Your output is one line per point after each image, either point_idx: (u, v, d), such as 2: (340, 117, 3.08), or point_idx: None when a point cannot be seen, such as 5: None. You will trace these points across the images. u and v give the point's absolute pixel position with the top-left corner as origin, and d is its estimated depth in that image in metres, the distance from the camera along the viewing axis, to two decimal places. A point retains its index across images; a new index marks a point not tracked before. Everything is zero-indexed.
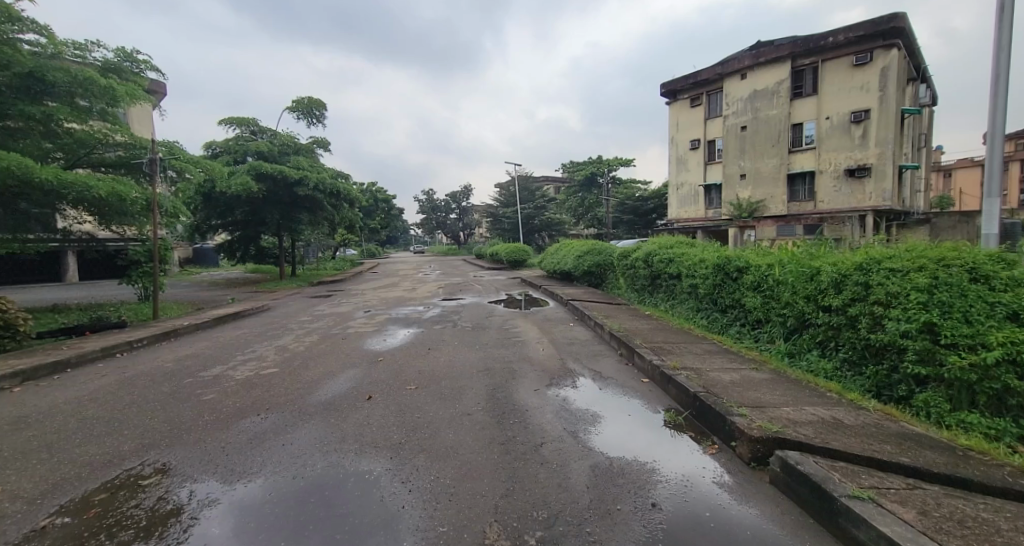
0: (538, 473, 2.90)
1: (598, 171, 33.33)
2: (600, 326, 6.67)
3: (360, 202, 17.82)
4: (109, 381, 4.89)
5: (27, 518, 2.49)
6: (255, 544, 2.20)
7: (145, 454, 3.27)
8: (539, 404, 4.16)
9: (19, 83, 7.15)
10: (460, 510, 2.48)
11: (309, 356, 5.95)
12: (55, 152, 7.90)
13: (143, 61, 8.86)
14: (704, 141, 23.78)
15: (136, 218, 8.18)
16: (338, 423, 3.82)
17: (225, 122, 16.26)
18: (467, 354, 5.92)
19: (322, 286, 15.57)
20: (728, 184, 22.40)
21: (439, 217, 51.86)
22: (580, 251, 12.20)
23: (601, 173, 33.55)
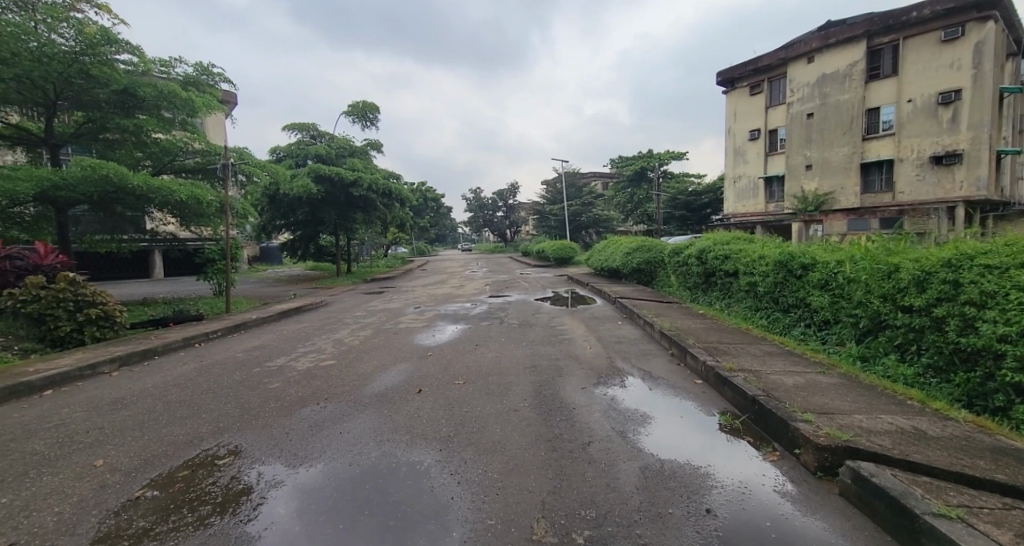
0: (586, 472, 2.87)
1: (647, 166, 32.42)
2: (650, 325, 6.50)
3: (410, 201, 18.38)
4: (189, 369, 5.37)
5: (125, 488, 2.78)
6: (317, 525, 2.34)
7: (219, 437, 3.56)
8: (587, 403, 4.10)
9: (116, 99, 7.89)
10: (508, 505, 2.51)
11: (363, 350, 6.21)
12: (145, 160, 8.78)
13: (218, 74, 9.56)
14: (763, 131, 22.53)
15: (211, 219, 8.88)
16: (390, 414, 3.97)
17: (287, 127, 17.27)
18: (514, 351, 5.95)
19: (375, 283, 16.24)
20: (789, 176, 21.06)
21: (485, 215, 52.41)
22: (628, 248, 11.94)
23: (650, 168, 32.59)
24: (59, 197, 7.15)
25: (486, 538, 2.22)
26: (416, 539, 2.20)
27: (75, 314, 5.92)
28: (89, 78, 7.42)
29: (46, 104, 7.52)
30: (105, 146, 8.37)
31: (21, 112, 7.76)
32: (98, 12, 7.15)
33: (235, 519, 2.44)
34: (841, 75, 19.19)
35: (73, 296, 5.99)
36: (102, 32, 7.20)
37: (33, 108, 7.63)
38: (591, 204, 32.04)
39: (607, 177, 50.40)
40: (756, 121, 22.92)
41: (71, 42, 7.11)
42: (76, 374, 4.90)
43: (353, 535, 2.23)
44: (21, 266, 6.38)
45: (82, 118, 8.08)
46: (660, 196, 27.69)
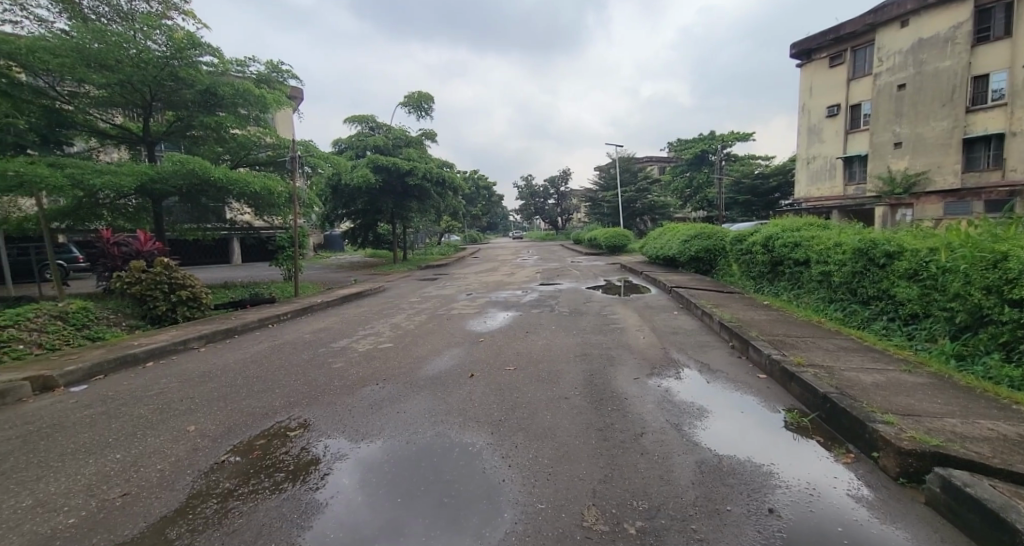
0: (637, 463, 2.82)
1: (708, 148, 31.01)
2: (709, 315, 6.23)
3: (463, 189, 18.68)
4: (263, 347, 5.84)
5: (213, 452, 3.10)
6: (377, 497, 2.48)
7: (290, 410, 3.86)
8: (640, 393, 4.02)
9: (201, 99, 8.58)
10: (558, 491, 2.53)
11: (418, 334, 6.46)
12: (225, 155, 9.57)
13: (287, 71, 10.09)
14: (844, 106, 20.66)
15: (281, 209, 9.53)
16: (444, 397, 4.11)
17: (347, 121, 18.05)
18: (565, 338, 5.94)
19: (430, 270, 16.77)
20: (876, 154, 19.19)
21: (537, 202, 52.12)
22: (686, 235, 11.46)
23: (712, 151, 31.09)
24: (155, 190, 7.96)
25: (537, 521, 2.25)
26: (469, 516, 2.29)
27: (170, 295, 6.61)
28: (178, 80, 8.12)
29: (143, 106, 8.35)
30: (192, 142, 9.27)
31: (123, 114, 8.66)
32: (185, 19, 7.82)
33: (305, 487, 2.64)
34: (941, 39, 17.10)
35: (167, 279, 6.68)
36: (188, 37, 7.88)
37: (134, 110, 8.50)
38: (647, 190, 30.92)
39: (664, 162, 48.38)
40: (835, 96, 21.03)
41: (163, 48, 7.80)
42: (172, 348, 5.50)
43: (410, 509, 2.35)
44: (126, 251, 7.21)
45: (171, 118, 8.91)
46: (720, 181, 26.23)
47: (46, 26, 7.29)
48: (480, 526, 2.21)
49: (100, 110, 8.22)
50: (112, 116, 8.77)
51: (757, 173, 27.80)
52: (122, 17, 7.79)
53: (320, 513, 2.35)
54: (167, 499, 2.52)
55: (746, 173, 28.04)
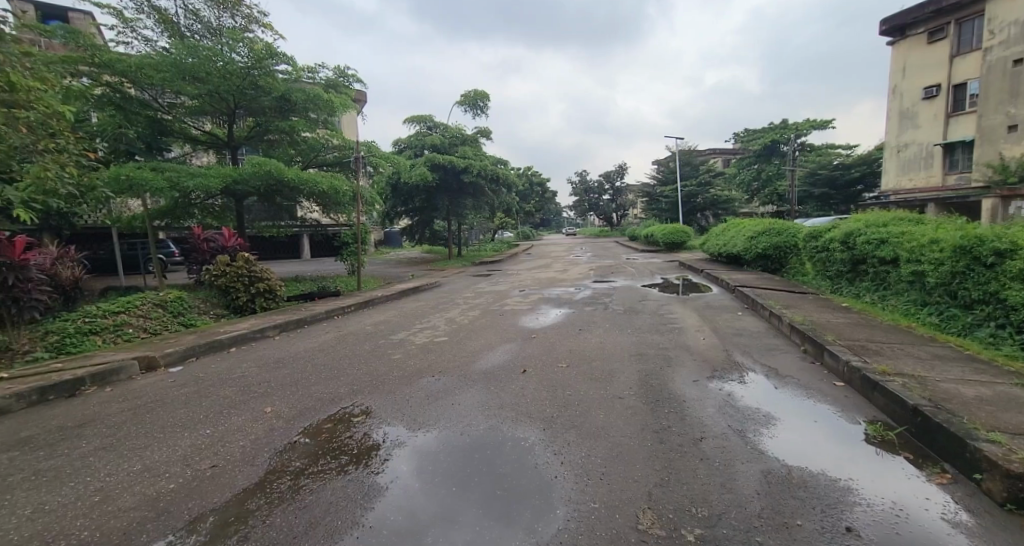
0: (696, 469, 2.70)
1: (781, 138, 29.54)
2: (777, 317, 5.85)
3: (517, 186, 18.81)
4: (328, 337, 6.21)
5: (286, 433, 3.35)
6: (433, 485, 2.57)
7: (353, 398, 4.07)
8: (700, 397, 3.85)
9: (277, 105, 9.22)
10: (612, 491, 2.49)
11: (472, 329, 6.59)
12: (296, 157, 10.25)
13: (353, 75, 10.60)
14: (946, 87, 18.57)
15: (345, 207, 10.06)
16: (497, 391, 4.18)
17: (408, 121, 18.73)
18: (619, 337, 5.82)
19: (483, 266, 17.06)
20: (984, 140, 17.03)
21: (591, 198, 51.19)
22: (752, 232, 10.82)
23: (785, 140, 29.61)
24: (238, 190, 8.67)
25: (590, 520, 2.23)
26: (522, 509, 2.31)
27: (250, 287, 7.21)
28: (258, 88, 8.76)
29: (228, 114, 9.13)
30: (269, 146, 10.03)
31: (212, 121, 9.50)
32: (264, 31, 8.41)
33: (367, 470, 2.79)
34: None
35: (248, 272, 7.28)
36: (266, 48, 8.47)
37: (220, 118, 9.32)
38: (708, 183, 29.44)
39: (728, 154, 45.84)
40: (934, 76, 18.94)
41: (245, 59, 8.46)
42: (251, 335, 6.01)
43: (464, 499, 2.41)
44: (214, 247, 7.95)
45: (251, 123, 9.65)
46: (790, 174, 24.48)
47: (151, 45, 8.16)
48: (533, 520, 2.22)
49: (193, 119, 9.07)
50: (203, 123, 9.66)
51: (836, 164, 25.55)
52: (212, 32, 8.52)
53: (380, 497, 2.47)
54: (248, 473, 2.75)
55: (823, 164, 25.86)
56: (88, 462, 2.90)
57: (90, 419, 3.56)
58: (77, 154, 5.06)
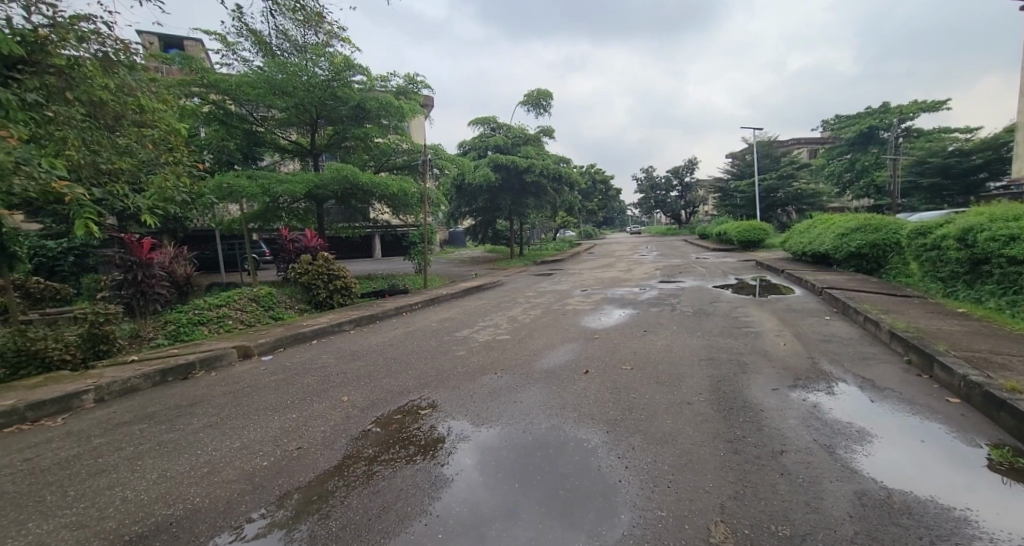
0: (777, 484, 2.51)
1: (879, 123, 26.58)
2: (874, 323, 5.27)
3: (579, 184, 18.61)
4: (397, 333, 6.53)
5: (361, 420, 3.58)
6: (497, 481, 2.60)
7: (420, 391, 4.24)
8: (780, 407, 3.57)
9: (353, 114, 9.85)
10: (681, 500, 2.37)
11: (533, 328, 6.62)
12: (369, 161, 10.90)
13: (421, 81, 11.04)
14: None
15: (414, 208, 10.53)
16: (559, 390, 4.15)
17: (473, 123, 19.19)
18: (687, 340, 5.55)
19: (545, 265, 17.01)
20: None
21: (658, 195, 49.10)
22: (844, 228, 9.84)
23: (885, 125, 26.59)
24: (318, 195, 9.37)
25: (658, 528, 2.14)
26: (586, 512, 2.27)
27: (328, 284, 7.77)
28: (337, 99, 9.41)
29: (311, 124, 9.91)
30: (345, 152, 10.75)
31: (297, 131, 10.35)
32: (343, 45, 9.01)
33: (434, 461, 2.89)
34: None
35: (327, 270, 7.86)
36: (344, 60, 9.09)
37: (304, 128, 10.15)
38: (790, 176, 27.17)
39: (814, 144, 41.94)
40: None
41: (326, 72, 9.12)
42: (329, 328, 6.47)
43: (526, 496, 2.41)
44: (298, 246, 8.66)
45: (330, 132, 10.37)
46: (892, 163, 21.93)
47: (248, 64, 9.02)
48: (596, 523, 2.18)
49: (281, 130, 9.95)
50: (290, 134, 10.55)
51: (951, 150, 22.46)
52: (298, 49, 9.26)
53: (446, 488, 2.55)
54: (328, 457, 2.96)
55: (935, 151, 22.85)
56: (198, 437, 3.27)
57: (200, 399, 4.03)
58: (189, 165, 5.74)
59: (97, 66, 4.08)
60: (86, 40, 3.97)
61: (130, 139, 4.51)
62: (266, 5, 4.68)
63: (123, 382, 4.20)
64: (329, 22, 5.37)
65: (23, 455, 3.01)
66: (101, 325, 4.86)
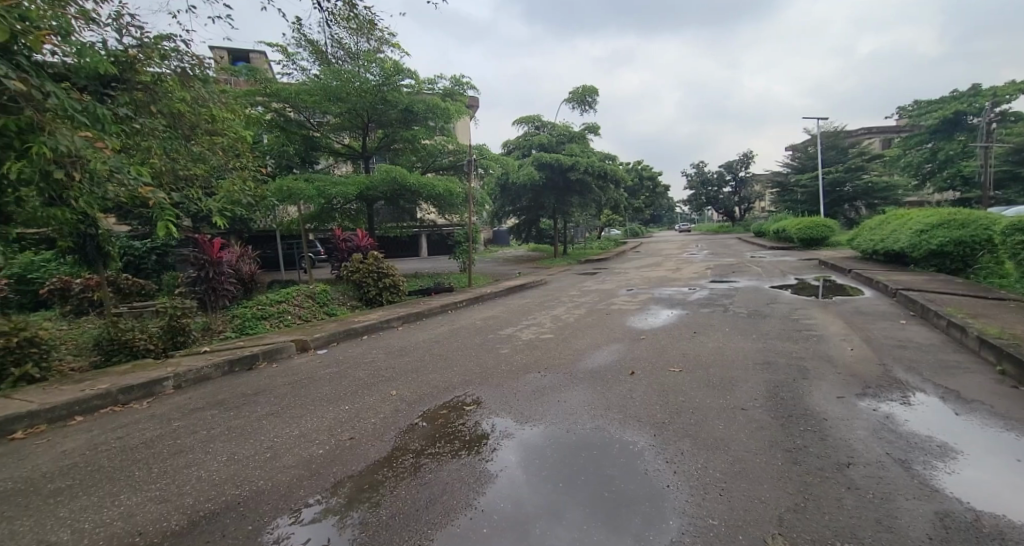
0: (842, 498, 2.33)
1: (966, 108, 24.02)
2: (960, 328, 4.77)
3: (625, 181, 18.21)
4: (444, 330, 6.67)
5: (409, 414, 3.68)
6: (542, 479, 2.59)
7: (464, 388, 4.31)
8: (847, 416, 3.31)
9: (402, 116, 10.16)
10: (735, 510, 2.25)
11: (578, 327, 6.55)
12: (417, 162, 11.20)
13: (467, 82, 11.20)
14: None
15: (459, 208, 10.71)
16: (604, 391, 4.08)
17: (518, 122, 19.24)
18: (741, 343, 5.29)
19: (589, 264, 16.77)
20: None
21: (709, 191, 47.00)
22: (923, 224, 8.98)
23: (973, 110, 23.99)
24: (369, 196, 9.74)
25: (709, 537, 2.05)
26: (631, 516, 2.21)
27: (378, 282, 8.07)
28: (387, 103, 9.75)
29: (362, 128, 10.32)
30: (394, 154, 11.10)
31: (350, 135, 10.81)
32: (393, 50, 9.32)
33: (479, 456, 2.93)
34: None
35: (377, 268, 8.16)
36: (394, 65, 9.39)
37: (356, 132, 10.59)
38: (858, 169, 25.16)
39: (887, 133, 38.64)
40: None
41: (377, 78, 9.46)
42: (378, 325, 6.71)
43: (571, 496, 2.39)
44: (350, 245, 9.06)
45: (380, 135, 10.75)
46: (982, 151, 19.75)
47: (306, 73, 9.53)
48: (643, 528, 2.12)
49: (335, 134, 10.44)
50: (344, 138, 11.06)
51: None
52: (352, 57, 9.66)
53: (491, 483, 2.57)
54: (378, 448, 3.07)
55: None
56: (261, 424, 3.51)
57: (263, 388, 4.31)
58: (254, 170, 6.15)
59: (177, 81, 4.47)
60: (168, 57, 4.37)
61: (204, 147, 4.90)
62: (323, 15, 4.91)
63: (197, 371, 4.56)
64: (380, 30, 5.56)
65: (115, 434, 3.34)
66: (178, 318, 5.30)
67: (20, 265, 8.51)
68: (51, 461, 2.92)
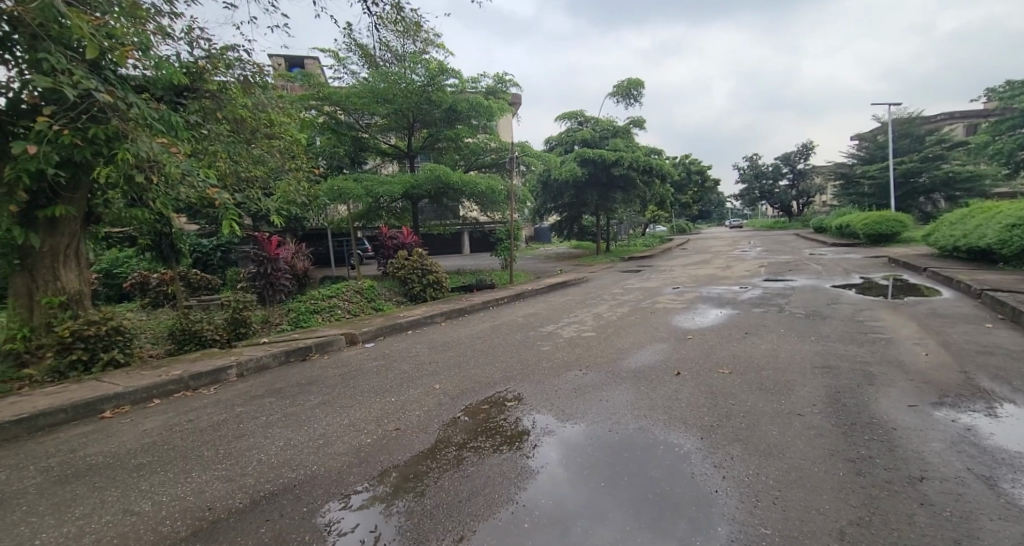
0: (914, 514, 2.13)
1: None
2: None
3: (671, 176, 17.63)
4: (485, 326, 6.74)
5: (452, 408, 3.76)
6: (584, 477, 2.57)
7: (506, 384, 4.34)
8: (920, 427, 3.03)
9: (446, 116, 10.35)
10: (790, 520, 2.12)
11: (621, 325, 6.42)
12: (460, 160, 11.37)
13: (510, 80, 11.23)
14: None
15: (501, 205, 10.77)
16: (648, 391, 3.98)
17: (560, 118, 19.09)
18: (797, 345, 4.99)
19: (632, 262, 16.38)
20: None
21: (763, 185, 44.59)
22: (1014, 218, 8.08)
23: None
24: (414, 194, 9.99)
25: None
26: (676, 520, 2.13)
27: (422, 279, 8.28)
28: (432, 102, 9.96)
29: (408, 128, 10.60)
30: (438, 153, 11.31)
31: (396, 136, 11.12)
32: (437, 51, 9.49)
33: (520, 452, 2.94)
34: None
35: (421, 265, 8.38)
36: (439, 66, 9.57)
37: (402, 132, 10.89)
38: (935, 158, 22.97)
39: (971, 118, 34.99)
40: None
41: (422, 78, 9.68)
42: (423, 320, 6.89)
43: (613, 497, 2.34)
44: (396, 242, 9.36)
45: (424, 135, 10.97)
46: None
47: (356, 77, 9.89)
48: (689, 532, 2.04)
49: (382, 135, 10.78)
50: (390, 139, 11.40)
51: None
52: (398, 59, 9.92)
53: (532, 479, 2.57)
54: (423, 439, 3.15)
55: None
56: (314, 412, 3.69)
57: (315, 379, 4.54)
58: (307, 171, 6.48)
59: (239, 88, 4.78)
60: (232, 67, 4.67)
61: (263, 150, 5.21)
62: (371, 19, 5.07)
63: (256, 360, 4.86)
64: (426, 31, 5.67)
65: (186, 416, 3.63)
66: (241, 311, 5.68)
67: (107, 261, 9.43)
68: (133, 439, 3.21)
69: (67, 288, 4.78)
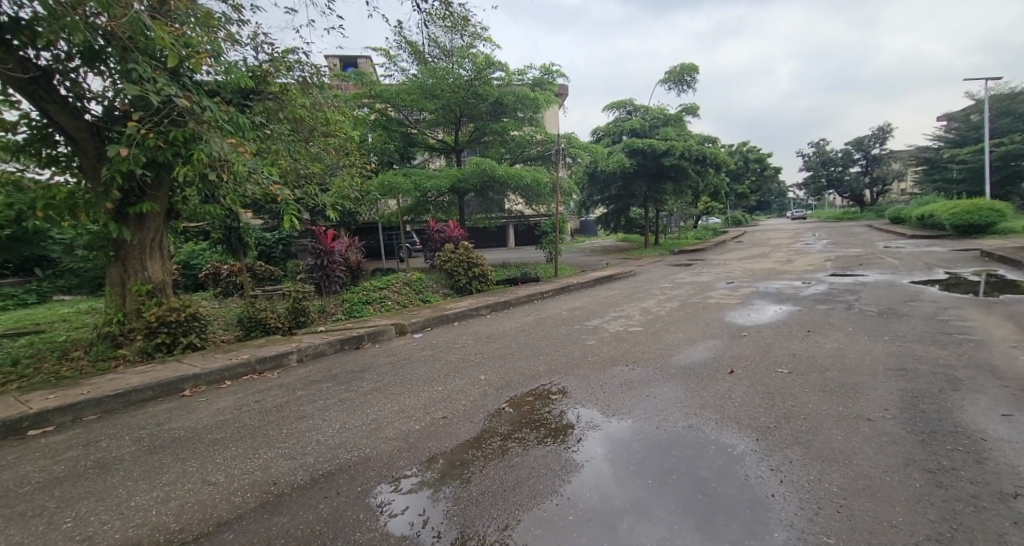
0: (1007, 534, 1.91)
1: None
2: None
3: (725, 165, 16.76)
4: (529, 319, 6.74)
5: (496, 399, 3.80)
6: (631, 474, 2.51)
7: (550, 377, 4.33)
8: (1016, 439, 2.71)
9: (492, 109, 10.39)
10: (858, 530, 1.97)
11: (669, 321, 6.21)
12: (506, 154, 11.38)
13: (557, 71, 11.10)
14: None
15: (547, 198, 10.69)
16: (699, 389, 3.83)
17: (609, 108, 18.70)
18: (867, 345, 4.60)
19: (682, 256, 15.76)
20: None
21: (829, 173, 41.33)
22: None
23: None
24: (460, 188, 10.13)
25: None
26: (730, 522, 2.04)
27: (468, 272, 8.41)
28: (478, 96, 10.07)
29: (455, 122, 10.75)
30: (484, 147, 11.38)
31: (443, 131, 11.31)
32: (484, 45, 9.52)
33: (564, 445, 2.92)
34: None
35: (467, 258, 8.51)
36: (485, 59, 9.61)
37: (450, 127, 11.04)
38: None
39: None
40: None
41: (469, 73, 9.76)
42: (468, 312, 7.01)
43: (661, 495, 2.28)
44: (443, 236, 9.56)
45: (471, 129, 11.07)
46: None
47: (406, 74, 10.13)
48: (744, 536, 1.95)
49: (430, 130, 10.99)
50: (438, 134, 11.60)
51: None
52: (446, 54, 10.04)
53: (577, 472, 2.55)
54: (469, 428, 3.21)
55: None
56: (366, 398, 3.86)
57: (367, 366, 4.74)
58: (360, 167, 6.74)
59: (298, 89, 5.04)
60: (292, 69, 4.93)
61: (320, 148, 5.47)
62: (421, 16, 5.17)
63: (314, 347, 5.15)
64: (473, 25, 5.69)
65: (254, 397, 3.92)
66: (300, 300, 6.03)
67: (185, 253, 10.32)
68: (209, 416, 3.51)
69: (153, 278, 5.23)
